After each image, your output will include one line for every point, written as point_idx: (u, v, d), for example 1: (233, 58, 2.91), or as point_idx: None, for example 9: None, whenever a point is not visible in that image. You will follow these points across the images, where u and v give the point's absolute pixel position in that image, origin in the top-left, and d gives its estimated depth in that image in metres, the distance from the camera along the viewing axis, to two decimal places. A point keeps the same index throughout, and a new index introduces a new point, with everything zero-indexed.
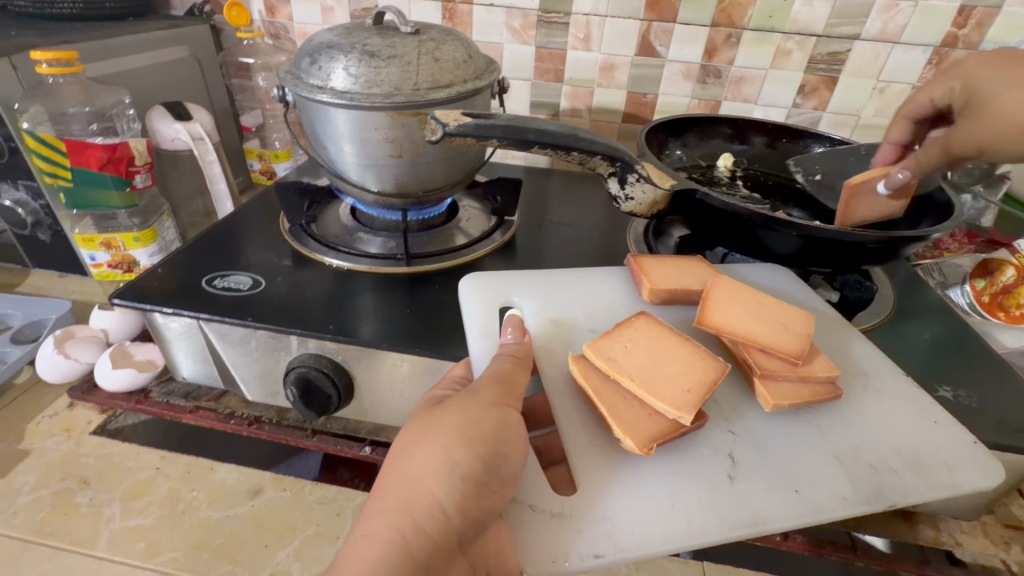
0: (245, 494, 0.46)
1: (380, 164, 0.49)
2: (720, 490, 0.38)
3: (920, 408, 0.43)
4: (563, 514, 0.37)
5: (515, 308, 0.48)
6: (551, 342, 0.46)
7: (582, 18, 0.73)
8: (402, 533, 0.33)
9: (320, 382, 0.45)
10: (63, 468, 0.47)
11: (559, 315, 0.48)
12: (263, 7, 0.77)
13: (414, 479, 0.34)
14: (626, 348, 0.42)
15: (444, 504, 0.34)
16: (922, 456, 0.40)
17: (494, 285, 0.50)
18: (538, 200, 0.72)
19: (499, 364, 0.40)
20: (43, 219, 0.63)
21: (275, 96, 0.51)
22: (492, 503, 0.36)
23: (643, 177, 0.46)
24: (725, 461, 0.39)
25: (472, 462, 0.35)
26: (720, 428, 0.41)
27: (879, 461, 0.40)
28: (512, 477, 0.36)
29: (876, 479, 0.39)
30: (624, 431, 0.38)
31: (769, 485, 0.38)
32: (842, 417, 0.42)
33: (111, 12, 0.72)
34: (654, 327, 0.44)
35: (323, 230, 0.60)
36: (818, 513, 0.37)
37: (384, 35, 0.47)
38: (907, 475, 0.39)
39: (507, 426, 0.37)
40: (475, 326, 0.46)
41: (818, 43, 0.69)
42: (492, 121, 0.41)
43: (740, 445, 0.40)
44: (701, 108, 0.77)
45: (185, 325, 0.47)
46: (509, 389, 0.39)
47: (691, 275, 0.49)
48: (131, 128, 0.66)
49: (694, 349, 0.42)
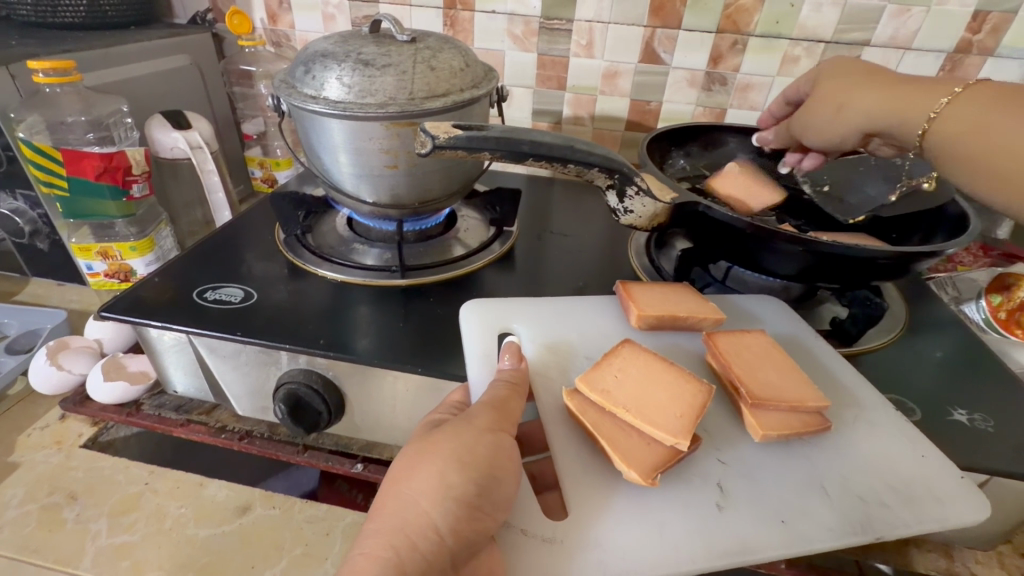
0: (233, 511, 0.45)
1: (376, 174, 0.48)
2: (707, 520, 0.36)
3: (908, 437, 0.41)
4: (555, 539, 0.35)
5: (513, 335, 0.46)
6: (547, 368, 0.44)
7: (585, 25, 0.71)
8: (397, 550, 0.32)
9: (309, 399, 0.44)
10: (51, 482, 0.46)
11: (556, 339, 0.46)
12: (265, 15, 0.77)
13: (410, 500, 0.33)
14: (618, 378, 0.40)
15: (440, 526, 0.33)
16: (912, 487, 0.38)
17: (494, 308, 0.48)
18: (540, 210, 0.71)
19: (495, 391, 0.39)
20: (40, 228, 0.63)
21: (270, 106, 0.51)
22: (486, 526, 0.34)
23: (642, 191, 0.45)
24: (714, 490, 0.38)
25: (467, 484, 0.34)
26: (708, 456, 0.39)
27: (868, 493, 0.38)
28: (507, 501, 0.35)
29: (864, 511, 0.37)
30: (625, 464, 0.36)
31: (756, 515, 0.36)
32: (835, 448, 0.40)
33: (114, 20, 0.72)
34: (641, 355, 0.42)
35: (319, 240, 0.60)
36: (805, 545, 0.35)
37: (380, 44, 0.46)
38: (897, 508, 0.37)
39: (501, 452, 0.36)
40: (474, 349, 0.44)
41: (827, 49, 0.67)
42: (485, 132, 0.40)
43: (730, 474, 0.38)
44: (706, 115, 0.76)
45: (177, 339, 0.46)
46: (504, 413, 0.38)
47: (679, 300, 0.48)
48: (130, 136, 0.66)
49: (680, 375, 0.40)
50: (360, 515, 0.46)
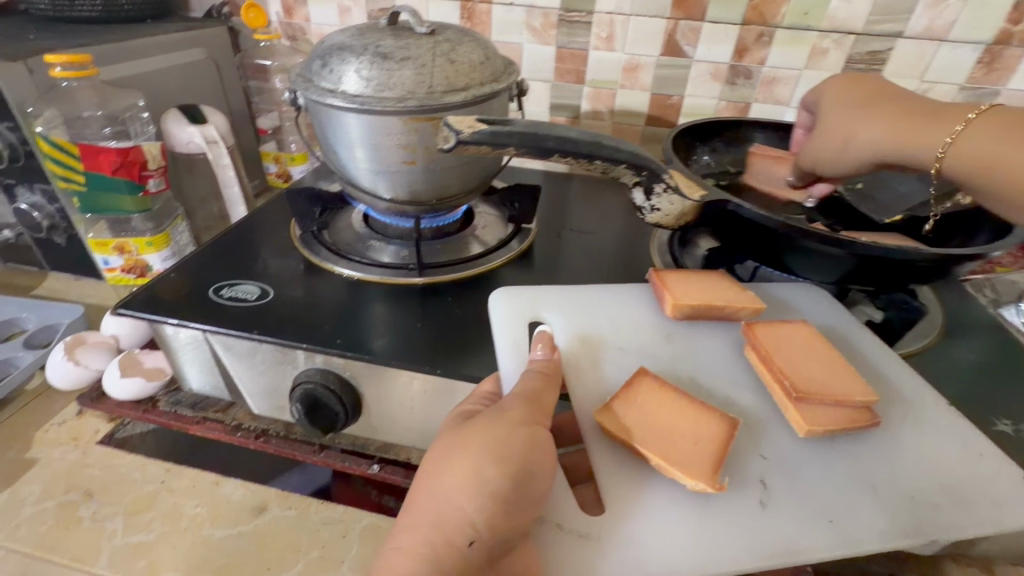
0: (249, 512, 0.45)
1: (394, 170, 0.47)
2: (750, 517, 0.35)
3: (958, 435, 0.39)
4: (591, 535, 0.34)
5: (544, 325, 0.45)
6: (579, 359, 0.43)
7: (605, 17, 0.70)
8: (434, 548, 0.31)
9: (325, 400, 0.43)
10: (68, 479, 0.46)
11: (588, 329, 0.45)
12: (280, 8, 0.77)
13: (447, 495, 0.33)
14: (643, 411, 0.38)
15: (475, 520, 0.32)
16: (965, 486, 0.36)
17: (522, 297, 0.47)
18: (558, 207, 0.69)
19: (528, 382, 0.38)
20: (58, 223, 0.63)
21: (286, 100, 0.50)
22: (521, 521, 0.33)
23: (670, 188, 0.43)
24: (757, 487, 0.36)
25: (500, 480, 0.32)
26: (750, 452, 0.38)
27: (918, 492, 0.36)
28: (540, 496, 0.34)
29: (914, 511, 0.35)
30: (687, 474, 0.34)
31: (800, 514, 0.35)
32: (879, 446, 0.39)
33: (129, 13, 0.71)
34: (661, 390, 0.39)
35: (335, 237, 0.59)
36: (853, 547, 0.33)
37: (398, 36, 0.45)
38: (949, 509, 0.35)
39: (538, 446, 0.34)
40: (503, 341, 0.43)
41: (858, 41, 0.65)
42: (509, 128, 0.39)
43: (773, 471, 0.37)
44: (729, 110, 0.74)
45: (193, 336, 0.46)
46: (540, 406, 0.36)
47: (715, 290, 0.46)
48: (145, 131, 0.66)
49: (702, 411, 0.38)
50: (376, 518, 0.45)
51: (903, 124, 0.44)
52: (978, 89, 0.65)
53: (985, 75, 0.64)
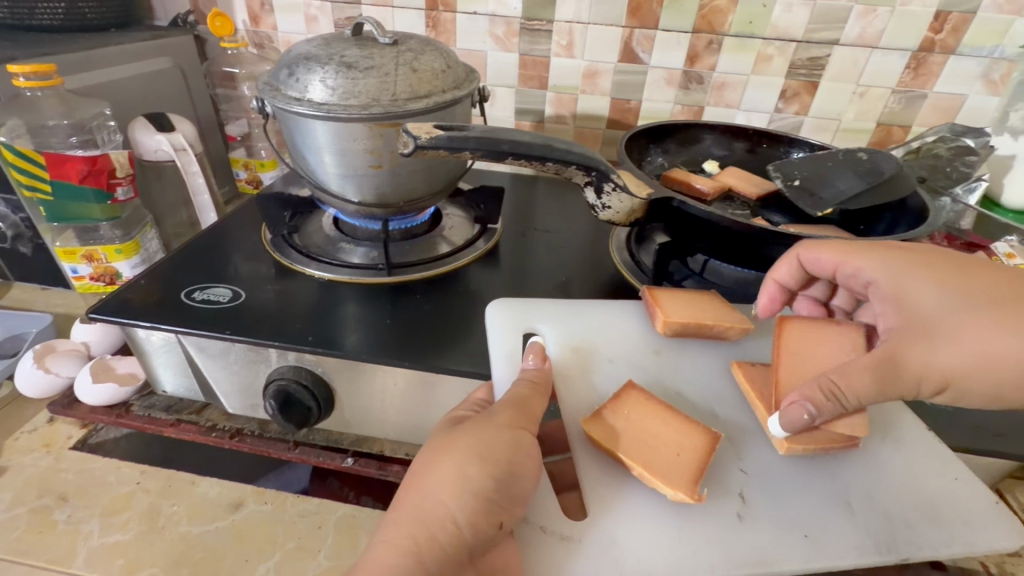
0: (226, 508, 0.46)
1: (361, 174, 0.49)
2: (731, 532, 0.37)
3: (940, 458, 0.42)
4: (572, 537, 0.37)
5: (537, 335, 0.47)
6: (568, 368, 0.45)
7: (565, 26, 0.73)
8: (416, 541, 0.33)
9: (300, 396, 0.45)
10: (42, 484, 0.46)
11: (578, 339, 0.47)
12: (247, 17, 0.78)
13: (431, 493, 0.35)
14: (629, 421, 0.41)
15: (434, 514, 0.34)
16: (941, 508, 0.39)
17: (517, 307, 0.49)
18: (523, 208, 0.72)
19: (518, 391, 0.40)
20: (23, 232, 0.63)
21: (254, 107, 0.51)
22: (504, 521, 0.35)
23: (619, 187, 0.46)
24: (735, 499, 0.39)
25: (484, 479, 0.35)
26: (730, 464, 0.40)
27: (894, 511, 0.39)
28: (523, 496, 0.36)
29: (888, 528, 0.38)
30: (667, 484, 0.37)
31: (779, 529, 0.37)
32: (859, 466, 0.41)
33: (92, 22, 0.71)
34: (648, 404, 0.41)
35: (306, 240, 0.60)
36: (829, 561, 0.36)
37: (362, 46, 0.47)
38: (922, 528, 0.38)
39: (522, 450, 0.37)
40: (499, 350, 0.45)
41: (798, 48, 0.70)
42: (466, 132, 0.42)
43: (750, 483, 0.40)
44: (684, 113, 0.78)
45: (165, 339, 0.47)
46: (526, 412, 0.39)
47: (704, 308, 0.48)
48: (112, 140, 0.65)
49: (687, 426, 0.40)
50: (352, 509, 0.47)
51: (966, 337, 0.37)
52: (907, 92, 0.70)
53: (913, 79, 0.69)
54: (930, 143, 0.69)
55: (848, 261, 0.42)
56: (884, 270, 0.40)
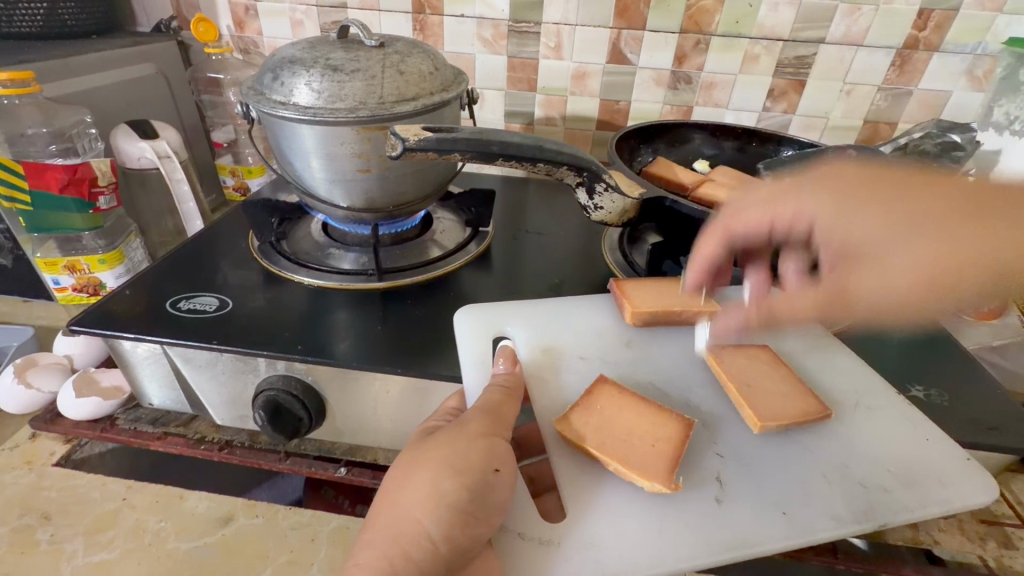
0: (215, 523, 0.45)
1: (349, 179, 0.49)
2: (710, 512, 0.37)
3: (908, 422, 0.43)
4: (553, 541, 0.36)
5: (508, 339, 0.47)
6: (543, 370, 0.45)
7: (553, 27, 0.73)
8: (391, 559, 0.33)
9: (289, 405, 0.44)
10: (23, 503, 0.45)
11: (551, 340, 0.47)
12: (231, 22, 0.77)
13: (407, 508, 0.34)
14: (603, 415, 0.40)
15: (429, 532, 0.33)
16: (915, 471, 0.40)
17: (487, 313, 0.48)
18: (515, 210, 0.72)
19: (491, 396, 0.40)
20: (3, 244, 0.61)
21: (238, 113, 0.51)
22: (481, 532, 0.35)
23: (610, 187, 0.46)
24: (713, 484, 0.39)
25: (458, 491, 0.34)
26: (707, 450, 0.40)
27: (870, 479, 0.39)
28: (501, 505, 0.35)
29: (866, 498, 0.38)
30: (642, 475, 0.36)
31: (758, 507, 0.37)
32: (835, 437, 0.42)
33: (72, 29, 0.70)
34: (623, 396, 0.41)
35: (294, 247, 0.59)
36: (811, 534, 0.36)
37: (348, 49, 0.47)
38: (899, 493, 0.39)
39: (497, 453, 0.36)
40: (469, 357, 0.44)
41: (785, 47, 0.70)
42: (454, 134, 0.41)
43: (729, 466, 0.39)
44: (673, 114, 0.78)
45: (151, 350, 0.46)
46: (499, 419, 0.38)
47: (671, 295, 0.49)
48: (94, 147, 0.64)
49: (659, 415, 0.40)
50: (346, 519, 0.46)
51: (951, 256, 0.35)
52: (893, 89, 0.71)
53: (898, 76, 0.70)
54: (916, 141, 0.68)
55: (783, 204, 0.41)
56: (820, 209, 0.39)
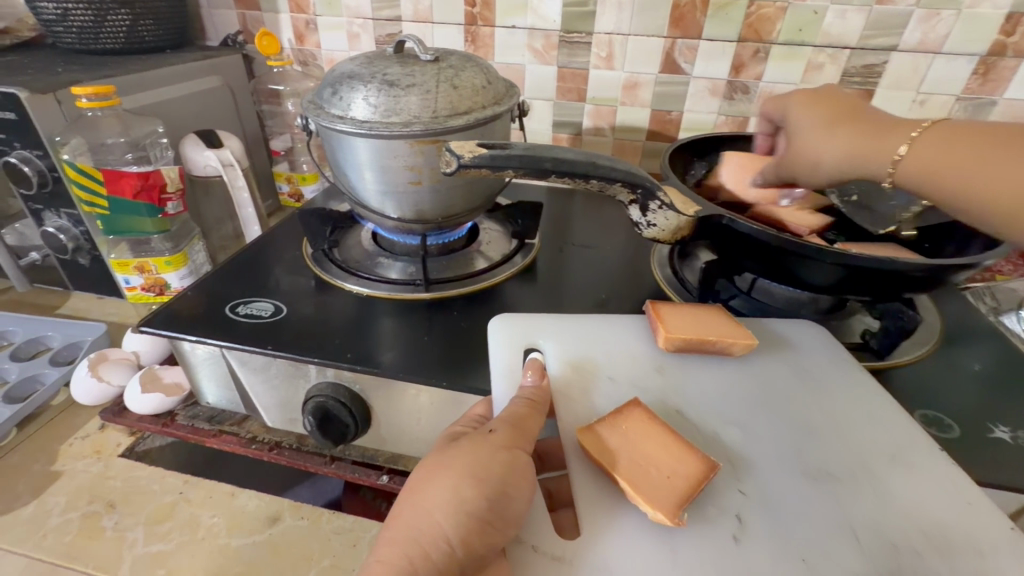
0: (264, 521, 0.46)
1: (400, 191, 0.49)
2: (723, 553, 0.34)
3: (950, 482, 0.37)
4: (564, 557, 0.34)
5: (538, 352, 0.45)
6: (569, 387, 0.43)
7: (605, 37, 0.72)
8: (411, 561, 0.32)
9: (337, 413, 0.44)
10: (92, 491, 0.48)
11: (584, 356, 0.45)
12: (292, 35, 0.80)
13: (426, 511, 0.33)
14: (625, 438, 0.38)
15: (450, 536, 0.32)
16: (950, 536, 0.35)
17: (522, 324, 0.47)
18: (561, 222, 0.71)
19: (513, 408, 0.38)
20: (82, 245, 0.66)
21: (298, 125, 0.52)
22: (497, 540, 0.33)
23: (665, 205, 0.45)
24: (731, 521, 0.36)
25: (478, 500, 0.33)
26: (729, 486, 0.37)
27: (901, 538, 0.35)
28: (517, 517, 0.34)
29: (893, 556, 0.34)
30: (649, 504, 0.34)
31: (772, 554, 0.34)
32: (864, 486, 0.37)
33: (150, 45, 0.75)
34: (649, 422, 0.38)
35: (345, 254, 0.61)
36: None
37: (404, 63, 0.47)
38: (931, 555, 0.34)
39: (516, 467, 0.35)
40: (500, 366, 0.43)
41: (852, 55, 0.66)
42: (509, 150, 0.41)
43: (750, 506, 0.36)
44: (728, 124, 0.75)
45: (210, 352, 0.48)
46: (522, 431, 0.37)
47: (707, 324, 0.45)
48: (165, 156, 0.68)
49: (685, 448, 0.37)
50: None
51: None
52: (975, 99, 0.66)
53: (981, 85, 0.65)
54: None
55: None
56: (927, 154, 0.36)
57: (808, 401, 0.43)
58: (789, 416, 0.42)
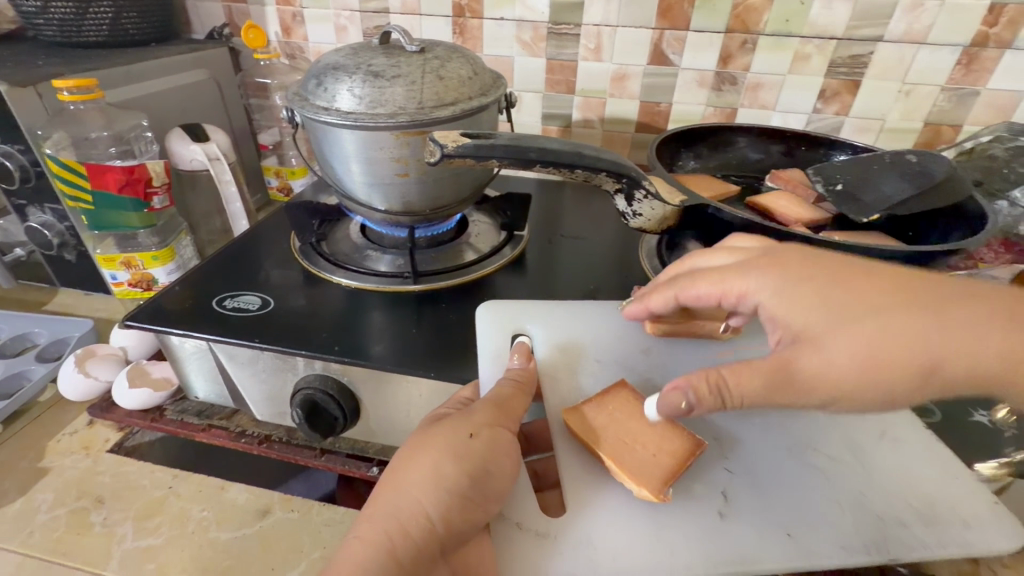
0: (254, 515, 0.46)
1: (387, 183, 0.49)
2: (709, 527, 0.35)
3: (935, 457, 0.39)
4: (549, 535, 0.35)
5: (526, 336, 0.45)
6: (556, 370, 0.43)
7: (593, 29, 0.72)
8: (390, 536, 0.32)
9: (325, 405, 0.45)
10: (80, 487, 0.48)
11: (570, 339, 0.45)
12: (279, 28, 0.79)
13: (405, 487, 0.33)
14: (611, 418, 0.38)
15: (431, 513, 0.33)
16: (935, 508, 0.37)
17: (507, 310, 0.47)
18: (550, 215, 0.71)
19: (500, 390, 0.38)
20: (68, 240, 0.65)
21: (284, 117, 0.52)
22: (477, 516, 0.34)
23: (650, 194, 0.45)
24: (718, 497, 0.36)
25: (459, 476, 0.33)
26: (716, 464, 0.38)
27: (886, 510, 0.36)
28: (500, 493, 0.35)
29: (880, 529, 0.35)
30: (635, 480, 0.35)
31: (762, 528, 0.35)
32: (851, 461, 0.39)
33: (134, 38, 0.74)
34: (636, 402, 0.39)
35: (333, 248, 0.61)
36: (813, 561, 0.34)
37: (389, 54, 0.47)
38: (916, 527, 0.36)
39: (499, 445, 0.35)
40: (487, 350, 0.44)
41: (838, 46, 0.67)
42: (492, 141, 0.41)
43: (737, 483, 0.37)
44: (717, 116, 0.75)
45: (197, 346, 0.48)
46: (507, 411, 0.37)
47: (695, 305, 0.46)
48: (150, 150, 0.67)
49: (670, 427, 0.37)
50: None
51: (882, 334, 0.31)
52: (958, 89, 0.66)
53: (965, 75, 0.65)
54: (983, 145, 0.66)
55: (729, 285, 0.36)
56: (769, 290, 0.34)
57: None
58: None
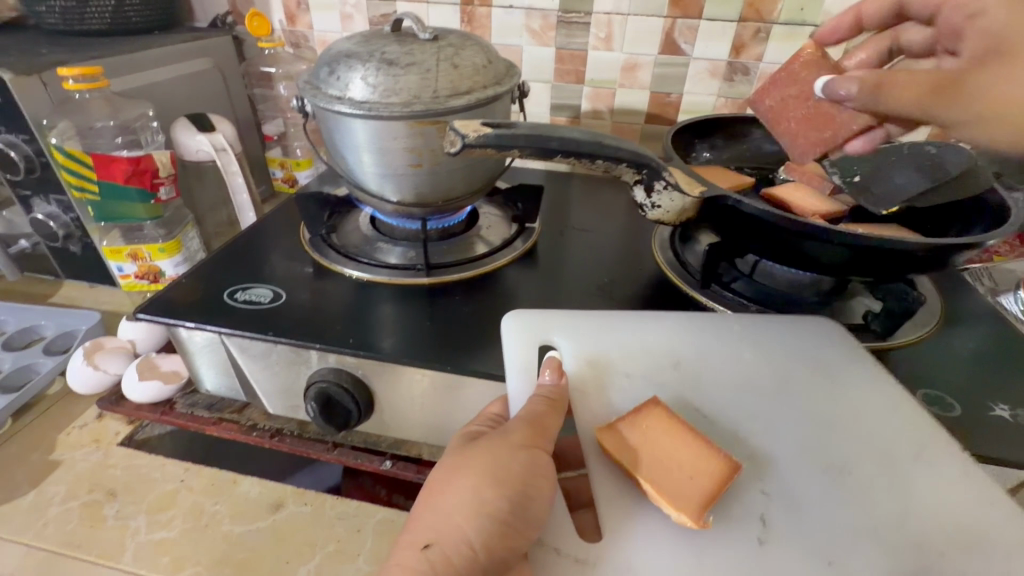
0: (267, 508, 0.46)
1: (400, 174, 0.48)
2: (750, 555, 0.35)
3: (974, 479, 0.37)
4: (588, 561, 0.35)
5: (554, 348, 0.44)
6: (584, 383, 0.42)
7: (604, 17, 0.71)
8: (433, 566, 0.32)
9: (340, 398, 0.44)
10: (92, 480, 0.47)
11: (599, 353, 0.44)
12: (284, 16, 0.78)
13: (446, 514, 0.33)
14: (646, 437, 0.37)
15: (472, 540, 0.33)
16: (974, 537, 0.35)
17: (535, 317, 0.46)
18: (560, 208, 0.70)
19: (533, 407, 0.38)
20: (73, 232, 0.64)
21: (294, 107, 0.51)
22: (517, 544, 0.34)
23: (670, 185, 0.44)
24: (756, 523, 0.36)
25: (499, 500, 0.33)
26: (751, 486, 0.38)
27: (924, 539, 0.35)
28: (539, 519, 0.35)
29: (918, 557, 0.34)
30: (670, 504, 0.34)
31: (799, 554, 0.35)
32: (885, 485, 0.38)
33: (137, 25, 0.73)
34: (670, 421, 0.38)
35: (343, 240, 0.60)
36: None
37: (403, 42, 0.46)
38: (953, 557, 0.34)
39: (537, 468, 0.35)
40: (517, 362, 0.42)
41: (854, 35, 0.66)
42: (514, 129, 0.40)
43: (773, 505, 0.37)
44: (728, 106, 0.74)
45: (209, 339, 0.47)
46: (541, 429, 0.37)
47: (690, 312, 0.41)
48: (156, 140, 0.67)
49: (705, 446, 0.36)
50: (391, 513, 0.46)
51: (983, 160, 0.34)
52: None
53: None
54: None
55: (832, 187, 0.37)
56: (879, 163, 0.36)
57: (830, 397, 0.43)
58: (813, 411, 0.42)
